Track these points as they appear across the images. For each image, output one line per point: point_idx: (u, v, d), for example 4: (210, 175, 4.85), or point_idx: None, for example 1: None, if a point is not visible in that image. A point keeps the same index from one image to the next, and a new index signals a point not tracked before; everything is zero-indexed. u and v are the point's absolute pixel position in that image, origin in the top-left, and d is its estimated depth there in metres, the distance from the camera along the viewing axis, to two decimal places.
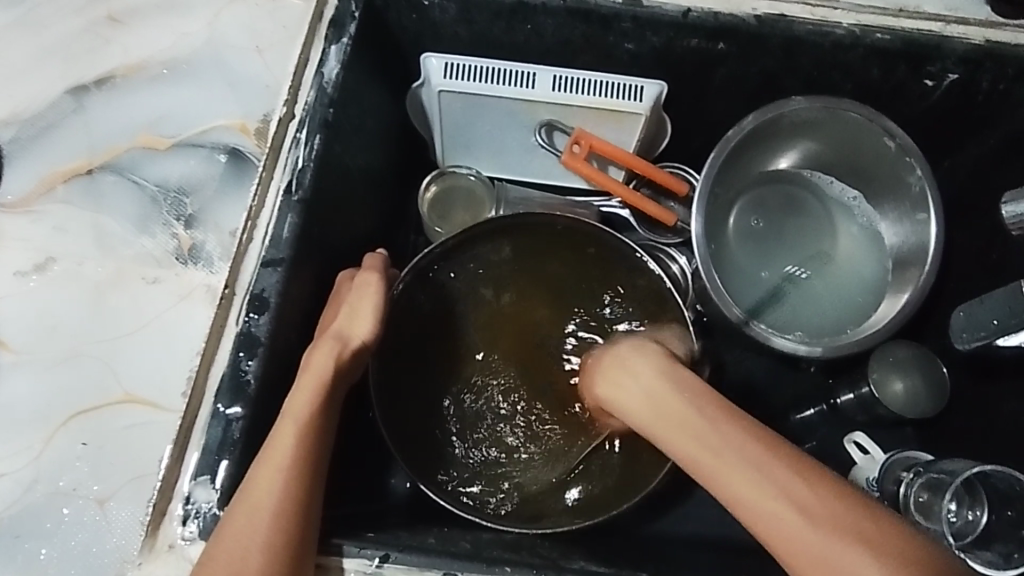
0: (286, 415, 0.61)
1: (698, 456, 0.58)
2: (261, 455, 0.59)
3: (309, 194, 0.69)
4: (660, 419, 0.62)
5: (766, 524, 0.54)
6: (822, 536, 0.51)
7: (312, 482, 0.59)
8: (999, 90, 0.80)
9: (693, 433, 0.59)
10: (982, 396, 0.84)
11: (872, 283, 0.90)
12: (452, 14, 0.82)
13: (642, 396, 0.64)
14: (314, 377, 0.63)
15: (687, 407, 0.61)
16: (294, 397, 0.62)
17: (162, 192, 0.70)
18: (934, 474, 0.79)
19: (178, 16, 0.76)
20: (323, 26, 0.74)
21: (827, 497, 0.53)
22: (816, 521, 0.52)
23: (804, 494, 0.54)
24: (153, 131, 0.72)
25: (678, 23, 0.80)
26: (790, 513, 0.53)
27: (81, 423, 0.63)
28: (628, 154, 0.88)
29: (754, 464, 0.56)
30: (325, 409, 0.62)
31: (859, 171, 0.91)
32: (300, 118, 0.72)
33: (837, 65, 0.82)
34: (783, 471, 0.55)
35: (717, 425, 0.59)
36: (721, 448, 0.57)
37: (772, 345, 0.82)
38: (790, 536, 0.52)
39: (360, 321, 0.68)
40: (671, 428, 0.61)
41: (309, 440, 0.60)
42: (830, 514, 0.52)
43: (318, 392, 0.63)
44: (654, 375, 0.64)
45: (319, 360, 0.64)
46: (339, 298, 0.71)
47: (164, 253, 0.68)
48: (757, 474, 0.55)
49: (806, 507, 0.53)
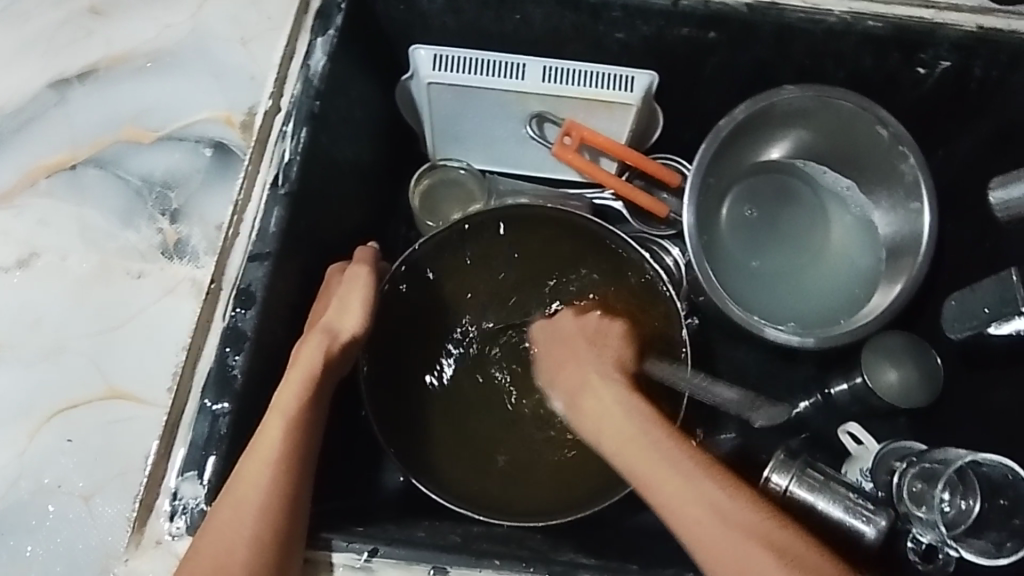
0: (273, 411, 0.60)
1: (640, 468, 0.61)
2: (249, 449, 0.59)
3: (296, 188, 0.69)
4: (613, 433, 0.64)
5: (695, 535, 0.56)
6: (745, 547, 0.55)
7: (300, 476, 0.59)
8: (993, 77, 0.79)
9: (641, 446, 0.62)
10: (975, 386, 0.83)
11: (867, 272, 0.90)
12: (440, 5, 0.81)
13: (601, 411, 0.66)
14: (302, 370, 0.62)
15: (637, 422, 0.64)
16: (283, 390, 0.61)
17: (147, 186, 0.69)
18: (926, 463, 0.79)
19: (160, 7, 0.75)
20: (308, 17, 0.74)
21: (750, 511, 0.57)
22: (735, 528, 0.56)
23: (726, 503, 0.58)
24: (136, 124, 0.72)
25: (668, 11, 0.79)
26: (717, 525, 0.56)
27: (65, 419, 0.62)
28: (619, 145, 0.87)
29: (688, 477, 0.59)
30: (314, 403, 0.62)
31: (852, 160, 0.90)
32: (287, 110, 0.71)
33: (829, 52, 0.81)
34: (713, 487, 0.59)
35: (657, 439, 0.62)
36: (663, 462, 0.60)
37: (765, 336, 0.81)
38: (711, 542, 0.56)
39: (350, 315, 0.67)
40: (618, 439, 0.63)
41: (295, 434, 0.60)
42: (754, 527, 0.56)
43: (305, 384, 0.62)
44: (614, 393, 0.67)
45: (308, 353, 0.63)
46: (329, 292, 0.70)
47: (149, 248, 0.67)
48: (687, 483, 0.59)
49: (731, 518, 0.56)
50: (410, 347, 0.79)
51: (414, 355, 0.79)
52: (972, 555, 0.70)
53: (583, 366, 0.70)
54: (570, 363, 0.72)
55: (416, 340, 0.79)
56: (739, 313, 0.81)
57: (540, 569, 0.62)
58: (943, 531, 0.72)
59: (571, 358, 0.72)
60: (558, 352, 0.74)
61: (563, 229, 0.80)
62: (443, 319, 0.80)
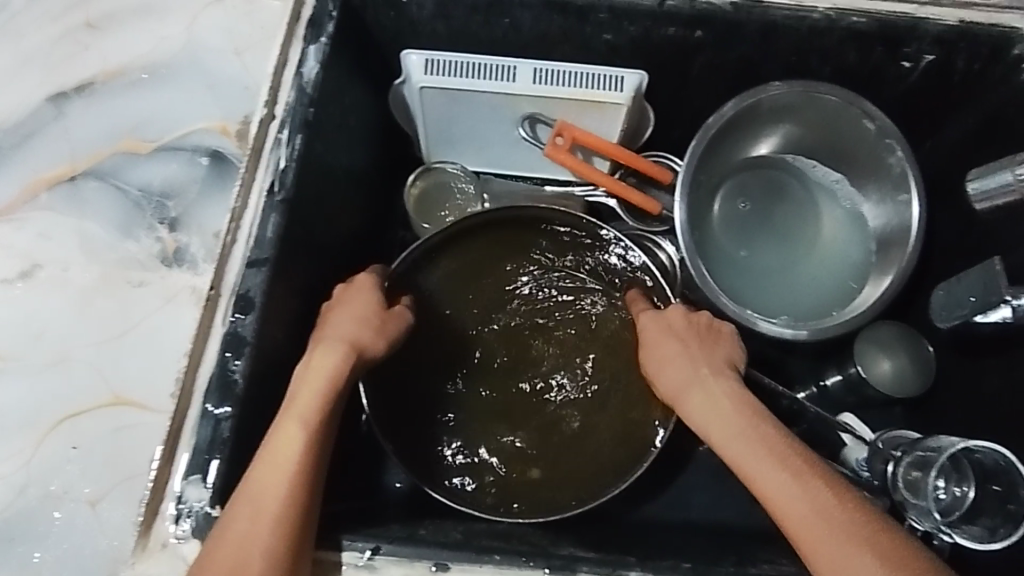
0: (292, 420, 0.62)
1: (745, 464, 0.60)
2: (263, 456, 0.60)
3: (292, 195, 0.70)
4: (717, 426, 0.63)
5: (798, 534, 0.56)
6: (848, 552, 0.54)
7: (314, 485, 0.60)
8: (976, 69, 0.81)
9: (745, 440, 0.61)
10: (966, 373, 0.85)
11: (857, 264, 0.91)
12: (429, 10, 0.82)
13: (701, 400, 0.65)
14: (322, 376, 0.64)
15: (741, 417, 0.63)
16: (300, 397, 0.63)
17: (146, 197, 0.70)
18: (919, 451, 0.79)
19: (155, 20, 0.76)
20: (301, 26, 0.75)
21: (855, 517, 0.56)
22: (837, 531, 0.55)
23: (834, 506, 0.56)
24: (134, 135, 0.73)
25: (655, 12, 0.80)
26: (821, 526, 0.55)
27: (71, 427, 0.63)
28: (611, 144, 0.89)
29: (795, 478, 0.58)
30: (332, 408, 0.64)
31: (840, 153, 0.91)
32: (282, 118, 0.72)
33: (814, 48, 0.83)
34: (824, 488, 0.57)
35: (764, 433, 0.61)
36: (766, 461, 0.59)
37: (759, 330, 0.82)
38: (815, 538, 0.55)
39: (368, 324, 0.70)
40: (722, 431, 0.63)
41: (313, 444, 0.61)
42: (856, 525, 0.55)
43: (327, 392, 0.64)
44: (718, 386, 0.66)
45: (325, 360, 0.65)
46: (344, 296, 0.72)
47: (149, 257, 0.68)
48: (793, 482, 0.58)
49: (835, 522, 0.55)
50: (417, 351, 0.80)
51: (419, 357, 0.80)
52: (965, 540, 0.71)
53: (681, 356, 0.68)
54: (668, 348, 0.70)
55: (421, 343, 0.81)
56: (733, 309, 0.82)
57: (540, 564, 0.63)
58: (937, 519, 0.73)
59: (673, 350, 0.70)
60: (660, 343, 0.71)
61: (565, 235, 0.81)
62: (446, 321, 0.81)
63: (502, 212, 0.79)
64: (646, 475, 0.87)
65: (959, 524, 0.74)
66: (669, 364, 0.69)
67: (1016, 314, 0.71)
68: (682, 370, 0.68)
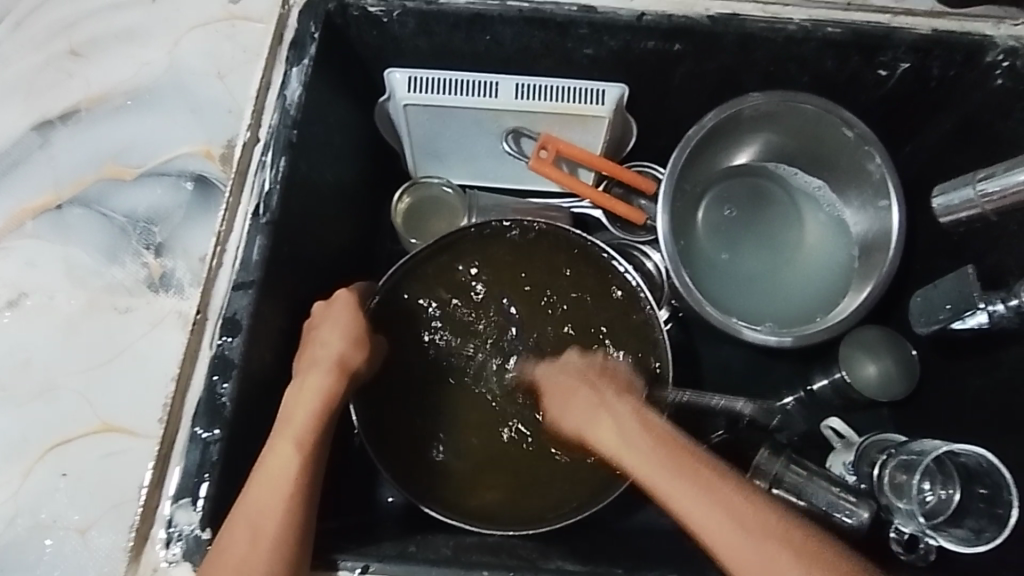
0: (286, 437, 0.63)
1: (656, 478, 0.63)
2: (260, 477, 0.61)
3: (277, 217, 0.71)
4: (625, 449, 0.66)
5: (714, 540, 0.58)
6: (759, 546, 0.57)
7: (311, 502, 0.61)
8: (951, 76, 0.82)
9: (652, 455, 0.64)
10: (948, 374, 0.86)
11: (840, 269, 0.92)
12: (411, 28, 0.83)
13: (605, 424, 0.69)
14: (313, 399, 0.66)
15: (646, 432, 0.66)
16: (295, 418, 0.65)
17: (131, 222, 0.71)
18: (904, 454, 0.80)
19: (138, 46, 0.77)
20: (283, 48, 0.76)
21: (758, 512, 0.59)
22: (745, 528, 0.58)
23: (738, 505, 0.59)
24: (118, 161, 0.73)
25: (634, 26, 0.81)
26: (731, 526, 0.58)
27: (59, 455, 0.64)
28: (594, 156, 0.90)
29: (700, 483, 0.61)
30: (324, 424, 0.65)
31: (821, 161, 0.92)
32: (265, 141, 0.73)
33: (792, 58, 0.84)
34: (725, 489, 0.61)
35: (665, 446, 0.65)
36: (674, 471, 0.62)
37: (744, 338, 0.84)
38: (726, 540, 0.58)
39: (356, 344, 0.70)
40: (632, 455, 0.65)
41: (308, 464, 0.62)
42: (761, 522, 0.58)
43: (321, 408, 0.65)
44: (620, 405, 0.70)
45: (315, 380, 0.67)
46: (323, 320, 0.72)
47: (135, 282, 0.69)
48: (699, 488, 0.61)
49: (744, 520, 0.58)
50: (409, 370, 0.81)
51: (407, 372, 0.81)
52: (949, 544, 0.72)
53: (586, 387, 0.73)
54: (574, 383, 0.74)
55: (414, 362, 0.81)
56: (717, 317, 0.84)
57: None
58: (921, 522, 0.74)
59: (579, 386, 0.73)
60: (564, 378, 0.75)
61: (553, 252, 0.83)
62: (429, 337, 0.82)
63: (492, 226, 0.81)
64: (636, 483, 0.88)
65: (944, 527, 0.75)
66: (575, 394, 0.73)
67: (992, 319, 0.74)
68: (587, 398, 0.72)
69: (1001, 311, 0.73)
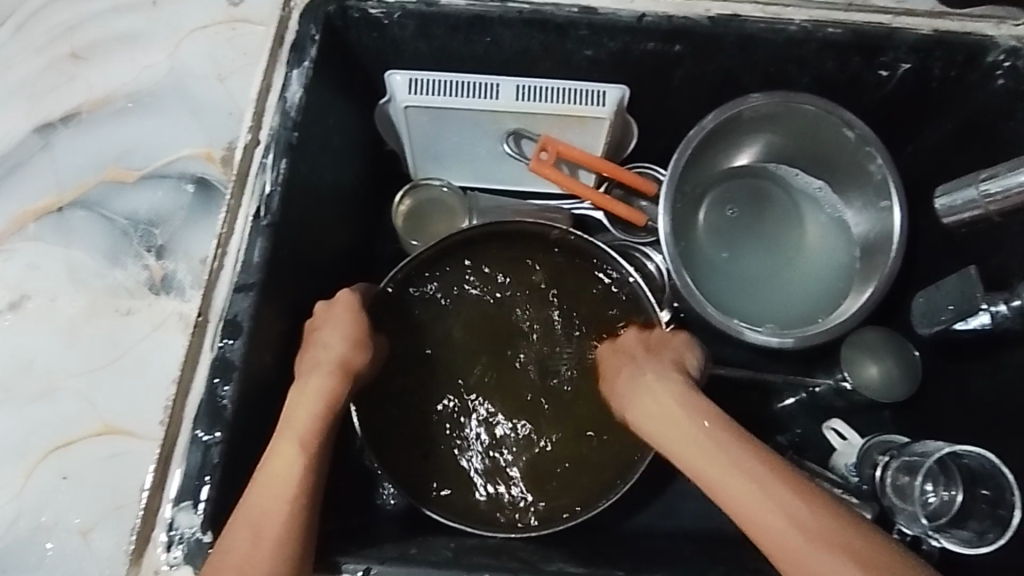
0: (290, 437, 0.63)
1: (712, 476, 0.62)
2: (262, 477, 0.61)
3: (277, 218, 0.71)
4: (677, 436, 0.65)
5: (769, 543, 0.58)
6: (818, 553, 0.56)
7: (314, 503, 0.62)
8: (951, 76, 0.82)
9: (708, 452, 0.63)
10: (950, 375, 0.86)
11: (842, 270, 0.92)
12: (411, 31, 0.83)
13: (658, 415, 0.68)
14: (315, 399, 0.66)
15: (702, 426, 0.65)
16: (297, 420, 0.65)
17: (132, 225, 0.71)
18: (906, 456, 0.81)
19: (139, 49, 0.77)
20: (284, 50, 0.77)
21: (820, 515, 0.58)
22: (805, 535, 0.57)
23: (798, 509, 0.59)
24: (120, 164, 0.73)
25: (634, 28, 0.81)
26: (789, 530, 0.58)
27: (60, 457, 0.64)
28: (595, 158, 0.90)
29: (760, 483, 0.60)
30: (326, 425, 0.65)
31: (822, 162, 0.92)
32: (265, 143, 0.73)
33: (792, 59, 0.84)
34: (785, 491, 0.60)
35: (724, 444, 0.64)
36: (733, 470, 0.62)
37: (745, 339, 0.83)
38: (785, 545, 0.58)
39: (357, 346, 0.70)
40: (687, 441, 0.65)
41: (311, 466, 0.62)
42: (822, 526, 0.58)
43: (323, 410, 0.65)
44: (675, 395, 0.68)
45: (315, 382, 0.67)
46: (324, 322, 0.72)
47: (137, 284, 0.68)
48: (758, 489, 0.60)
49: (805, 524, 0.58)
50: (409, 372, 0.81)
51: (405, 374, 0.81)
52: (953, 546, 0.71)
53: (639, 375, 0.71)
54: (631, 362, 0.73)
55: (413, 363, 0.81)
56: (718, 318, 0.84)
57: None
58: (924, 523, 0.75)
59: (632, 369, 0.72)
60: (614, 363, 0.75)
61: (553, 253, 0.84)
62: (426, 338, 0.81)
63: (492, 228, 0.82)
64: (637, 485, 0.88)
65: (947, 528, 0.75)
66: (628, 383, 0.71)
67: (995, 320, 0.74)
68: (640, 388, 0.70)
69: (1004, 312, 0.73)
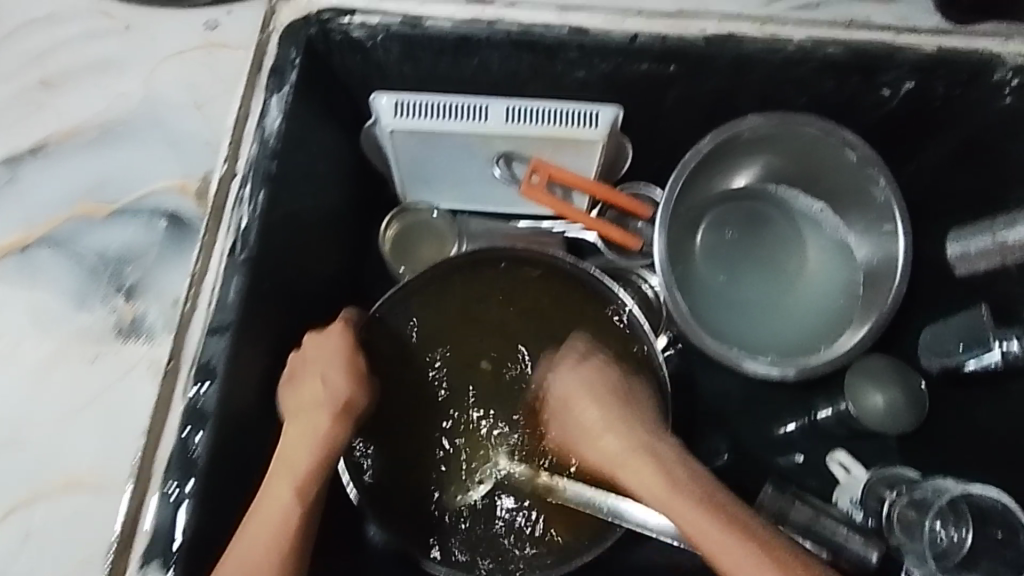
0: (286, 477, 0.64)
1: (717, 550, 0.58)
2: (254, 518, 0.62)
3: (256, 254, 0.69)
4: (673, 504, 0.60)
5: None
6: None
7: (302, 551, 0.62)
8: (956, 95, 0.79)
9: (709, 522, 0.59)
10: (955, 404, 0.84)
11: (843, 297, 0.89)
12: (396, 53, 0.80)
13: (650, 480, 0.62)
14: (311, 438, 0.66)
15: (697, 492, 0.61)
16: (293, 458, 0.65)
17: (101, 263, 0.67)
18: (915, 493, 0.79)
19: (113, 76, 0.74)
20: (263, 76, 0.74)
21: None
22: None
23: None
24: (91, 198, 0.70)
25: (626, 48, 0.78)
26: None
27: (19, 515, 0.60)
28: (587, 181, 0.88)
29: (766, 558, 0.56)
30: (321, 467, 0.65)
31: (824, 183, 0.89)
32: (243, 174, 0.71)
33: (790, 79, 0.80)
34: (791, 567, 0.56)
35: (721, 511, 0.60)
36: (737, 544, 0.57)
37: (744, 369, 0.80)
38: None
39: (354, 385, 0.70)
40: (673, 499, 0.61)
41: (302, 512, 0.63)
42: None
43: (318, 451, 0.66)
44: (664, 453, 0.64)
45: (312, 422, 0.67)
46: (315, 358, 0.71)
47: (105, 327, 0.65)
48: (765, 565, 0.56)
49: None
50: (397, 408, 0.78)
51: (392, 409, 0.78)
52: None
53: (620, 428, 0.67)
54: (593, 423, 0.69)
55: (401, 398, 0.78)
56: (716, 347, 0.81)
57: None
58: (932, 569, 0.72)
59: (603, 419, 0.68)
60: (583, 412, 0.70)
61: (545, 281, 0.81)
62: (413, 371, 0.79)
63: (486, 253, 0.80)
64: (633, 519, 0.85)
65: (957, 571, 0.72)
66: (607, 434, 0.67)
67: (1007, 359, 0.75)
68: (623, 442, 0.65)
69: (1015, 349, 0.75)
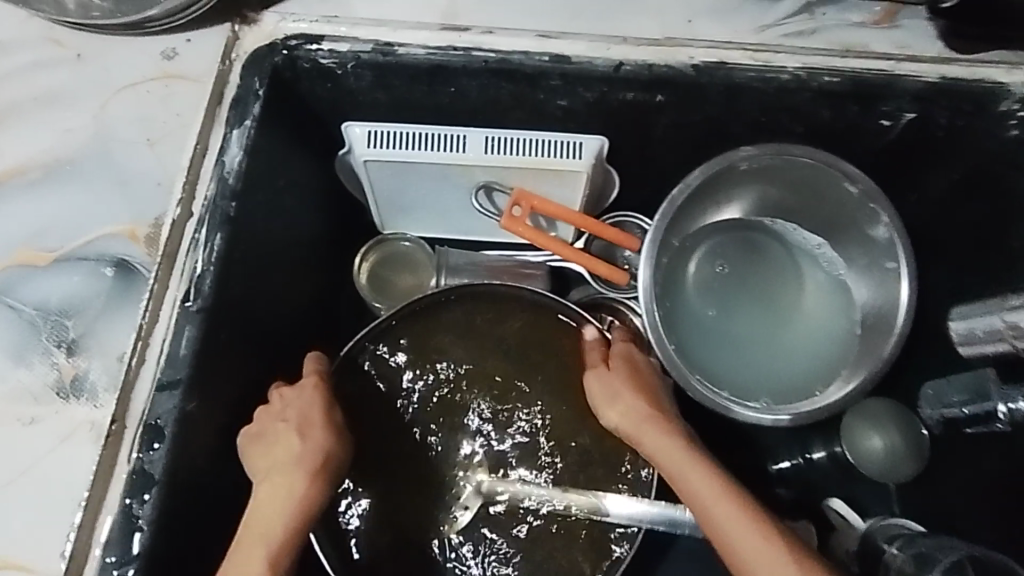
0: (259, 544, 0.60)
1: (748, 544, 0.60)
2: None
3: (209, 302, 0.65)
4: (710, 491, 0.63)
5: None
6: None
7: None
8: (959, 126, 0.74)
9: (742, 516, 0.61)
10: (955, 449, 0.81)
11: (841, 337, 0.84)
12: (367, 81, 0.76)
13: (689, 466, 0.64)
14: (288, 501, 0.62)
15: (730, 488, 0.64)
16: (264, 523, 0.61)
17: (42, 315, 0.63)
18: (916, 547, 0.72)
19: (63, 110, 0.70)
20: (223, 108, 0.70)
21: None
22: None
23: None
24: (34, 245, 0.65)
25: (610, 77, 0.73)
26: None
27: None
28: (574, 212, 0.82)
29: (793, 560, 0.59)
30: (297, 533, 0.61)
31: (823, 216, 0.85)
32: (200, 215, 0.67)
33: (783, 108, 0.76)
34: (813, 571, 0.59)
35: (751, 509, 0.62)
36: (769, 542, 0.60)
37: (733, 416, 0.76)
38: None
39: (332, 435, 0.66)
40: (706, 486, 0.63)
41: None
42: None
43: (296, 514, 0.62)
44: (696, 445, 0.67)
45: (289, 482, 0.63)
46: (292, 408, 0.67)
47: (44, 387, 0.60)
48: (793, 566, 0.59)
49: None
50: (370, 457, 0.74)
51: (365, 459, 0.74)
52: None
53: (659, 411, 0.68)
54: (632, 402, 0.68)
55: (375, 445, 0.75)
56: (704, 393, 0.76)
57: None
58: None
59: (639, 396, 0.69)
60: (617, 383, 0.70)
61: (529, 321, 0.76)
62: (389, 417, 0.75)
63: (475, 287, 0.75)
64: None
65: None
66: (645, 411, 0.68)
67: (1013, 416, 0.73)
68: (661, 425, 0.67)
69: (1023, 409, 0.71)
